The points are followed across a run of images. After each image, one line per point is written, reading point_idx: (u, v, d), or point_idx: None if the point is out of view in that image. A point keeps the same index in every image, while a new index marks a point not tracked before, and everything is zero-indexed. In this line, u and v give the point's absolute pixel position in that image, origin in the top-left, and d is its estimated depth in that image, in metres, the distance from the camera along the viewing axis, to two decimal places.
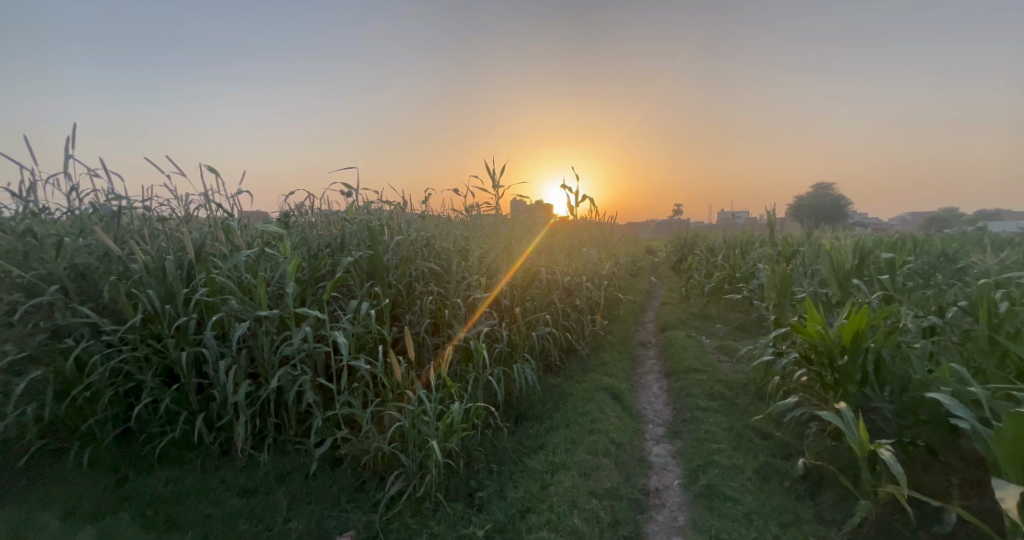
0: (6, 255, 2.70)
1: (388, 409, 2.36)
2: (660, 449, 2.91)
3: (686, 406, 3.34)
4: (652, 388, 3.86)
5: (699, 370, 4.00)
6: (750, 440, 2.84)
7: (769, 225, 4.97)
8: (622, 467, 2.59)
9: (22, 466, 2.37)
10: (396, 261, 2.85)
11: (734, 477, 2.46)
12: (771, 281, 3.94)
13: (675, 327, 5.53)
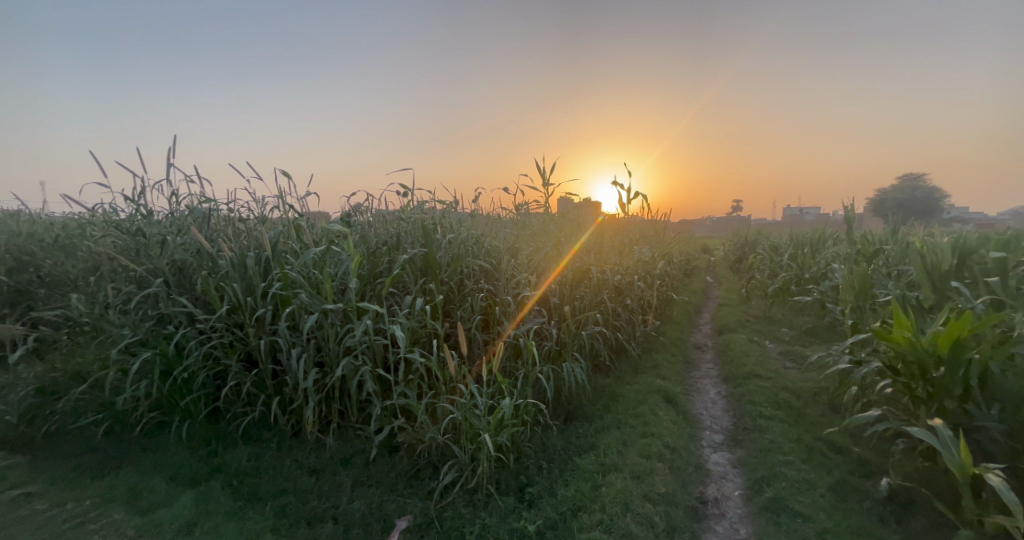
0: (123, 251, 3.14)
1: (442, 401, 2.46)
2: (718, 456, 2.80)
3: (748, 414, 3.19)
4: (709, 393, 3.72)
5: (763, 377, 3.80)
6: (824, 454, 2.65)
7: (847, 221, 4.59)
8: (678, 473, 2.53)
9: (135, 437, 2.72)
10: (448, 259, 2.95)
11: (802, 492, 2.32)
12: (849, 282, 3.64)
13: (734, 330, 5.28)
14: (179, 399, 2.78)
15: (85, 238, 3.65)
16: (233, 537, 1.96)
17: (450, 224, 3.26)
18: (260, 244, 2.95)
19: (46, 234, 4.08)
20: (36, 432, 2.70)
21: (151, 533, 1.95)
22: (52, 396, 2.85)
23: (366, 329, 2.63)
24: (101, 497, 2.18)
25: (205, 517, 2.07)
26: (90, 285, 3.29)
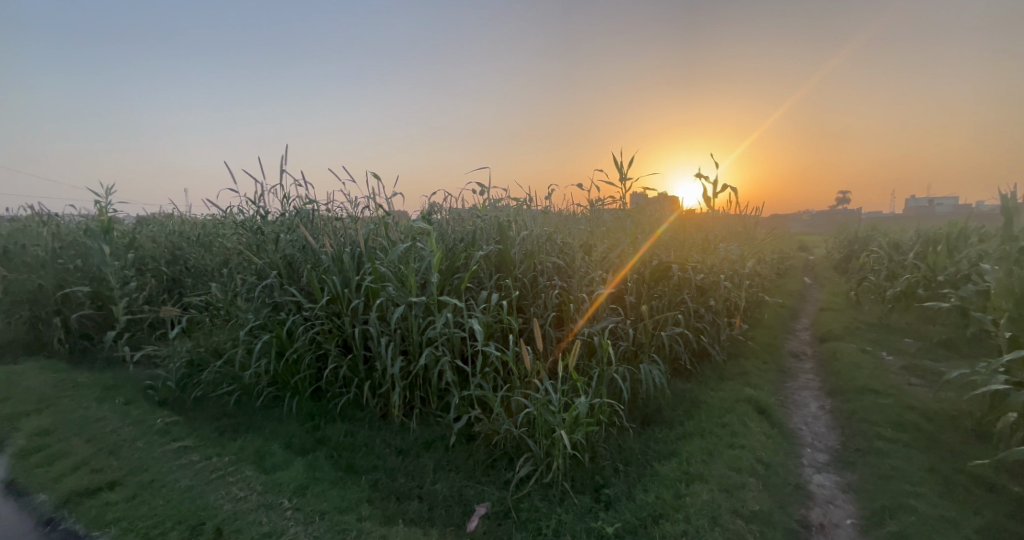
0: (247, 247, 3.64)
1: (518, 395, 2.51)
2: (822, 477, 2.53)
3: (863, 436, 2.86)
4: (810, 407, 3.39)
5: (881, 394, 3.38)
6: (969, 490, 2.28)
7: (1005, 214, 3.88)
8: (774, 489, 2.32)
9: (256, 407, 3.15)
10: (522, 256, 3.06)
11: (939, 530, 1.99)
12: (1006, 286, 3.07)
13: (841, 339, 4.76)
14: (289, 377, 3.16)
15: (218, 236, 4.26)
16: (336, 502, 2.19)
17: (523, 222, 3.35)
18: (354, 240, 3.23)
19: (189, 232, 4.83)
20: (187, 396, 3.29)
21: (272, 491, 2.24)
22: (198, 367, 3.42)
23: (446, 321, 2.78)
24: (235, 456, 2.56)
25: (313, 482, 2.34)
26: (223, 276, 3.85)
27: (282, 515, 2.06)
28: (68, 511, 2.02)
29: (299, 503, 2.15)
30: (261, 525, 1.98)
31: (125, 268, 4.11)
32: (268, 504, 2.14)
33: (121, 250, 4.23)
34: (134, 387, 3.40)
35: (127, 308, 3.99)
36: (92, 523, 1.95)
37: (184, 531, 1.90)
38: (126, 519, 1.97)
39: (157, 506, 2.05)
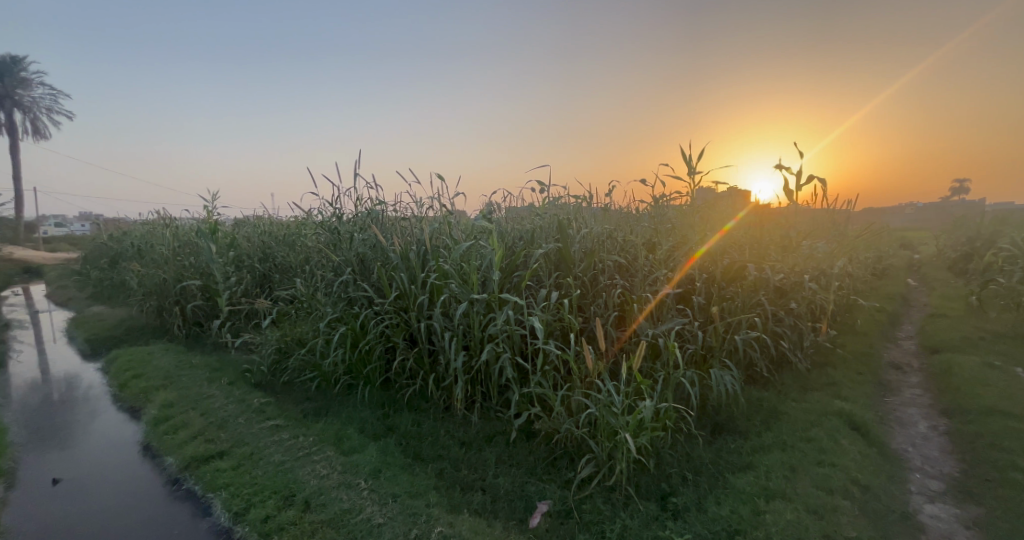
0: (326, 245, 3.92)
1: (579, 394, 2.46)
2: (935, 508, 2.22)
3: (992, 465, 2.46)
4: (919, 427, 3.01)
5: (1012, 416, 2.90)
6: None
7: None
8: (873, 517, 2.06)
9: (334, 393, 3.38)
10: (581, 254, 3.00)
11: None
12: None
13: (956, 352, 4.17)
14: (362, 367, 3.35)
15: (301, 236, 4.63)
16: (407, 487, 2.29)
17: (583, 219, 3.27)
18: (419, 239, 3.34)
19: (277, 233, 5.29)
20: (278, 380, 3.64)
21: (350, 472, 2.41)
22: (285, 355, 3.75)
23: (507, 318, 2.80)
24: (318, 437, 2.79)
25: (386, 466, 2.47)
26: (306, 273, 4.19)
27: (359, 494, 2.22)
28: (190, 474, 2.56)
29: (374, 485, 2.29)
30: (341, 502, 2.17)
31: (226, 266, 4.63)
32: (347, 484, 2.32)
33: (224, 250, 4.77)
34: (235, 369, 3.85)
35: (228, 300, 4.49)
36: (209, 484, 2.43)
37: (279, 500, 2.21)
38: (233, 485, 2.38)
39: (255, 477, 2.41)
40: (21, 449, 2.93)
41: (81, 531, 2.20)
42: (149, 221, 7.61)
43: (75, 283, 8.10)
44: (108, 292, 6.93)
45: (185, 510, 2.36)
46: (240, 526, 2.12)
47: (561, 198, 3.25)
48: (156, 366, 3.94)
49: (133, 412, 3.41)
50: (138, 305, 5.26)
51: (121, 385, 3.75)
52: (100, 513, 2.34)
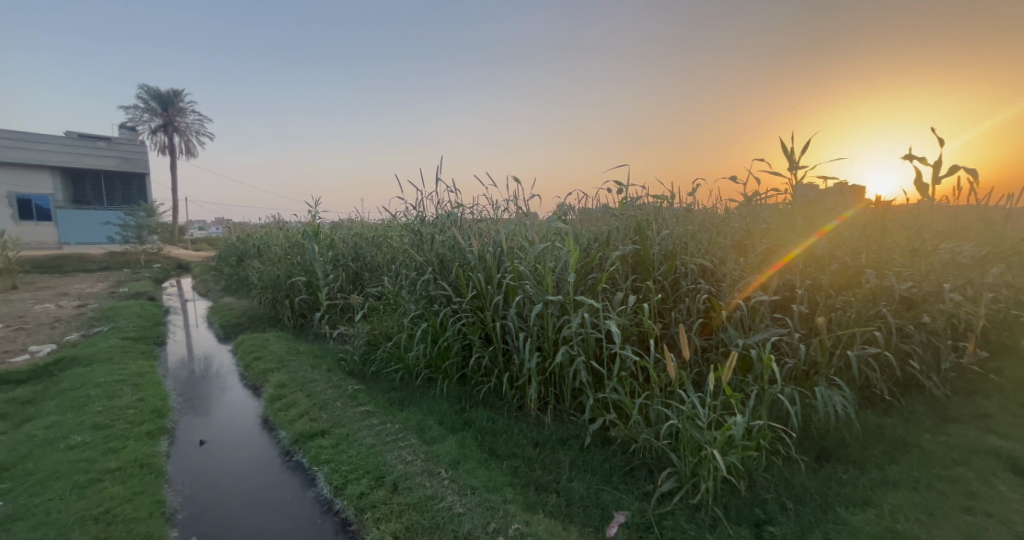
0: (410, 247, 4.11)
1: (659, 403, 2.28)
2: None
3: None
4: None
5: None
6: None
7: None
8: None
9: (415, 386, 3.51)
10: (662, 256, 2.81)
11: None
12: None
13: None
14: (441, 362, 3.44)
15: (388, 237, 4.90)
16: (485, 480, 2.29)
17: (663, 220, 3.04)
18: (495, 241, 3.35)
19: (368, 234, 5.65)
20: (367, 369, 3.87)
21: (432, 460, 2.48)
22: (373, 348, 3.98)
23: (582, 320, 2.69)
24: (403, 425, 2.90)
25: (464, 459, 2.49)
26: (392, 272, 4.41)
27: (441, 483, 2.27)
28: (298, 448, 2.81)
29: (454, 475, 2.33)
30: (425, 488, 2.24)
31: (325, 265, 5.06)
32: (429, 471, 2.38)
33: (323, 252, 5.23)
34: (333, 356, 4.22)
35: (327, 296, 4.92)
36: (314, 458, 2.64)
37: (371, 480, 2.34)
38: (333, 461, 2.57)
39: (350, 456, 2.58)
40: (175, 411, 3.40)
41: (214, 488, 2.50)
42: (265, 225, 8.55)
43: (211, 279, 9.36)
44: (234, 286, 7.90)
45: (295, 478, 2.58)
46: (339, 499, 2.29)
47: (640, 197, 3.06)
48: (273, 350, 4.39)
49: (255, 390, 3.81)
50: (257, 298, 5.94)
51: (246, 365, 4.22)
52: (228, 473, 2.64)
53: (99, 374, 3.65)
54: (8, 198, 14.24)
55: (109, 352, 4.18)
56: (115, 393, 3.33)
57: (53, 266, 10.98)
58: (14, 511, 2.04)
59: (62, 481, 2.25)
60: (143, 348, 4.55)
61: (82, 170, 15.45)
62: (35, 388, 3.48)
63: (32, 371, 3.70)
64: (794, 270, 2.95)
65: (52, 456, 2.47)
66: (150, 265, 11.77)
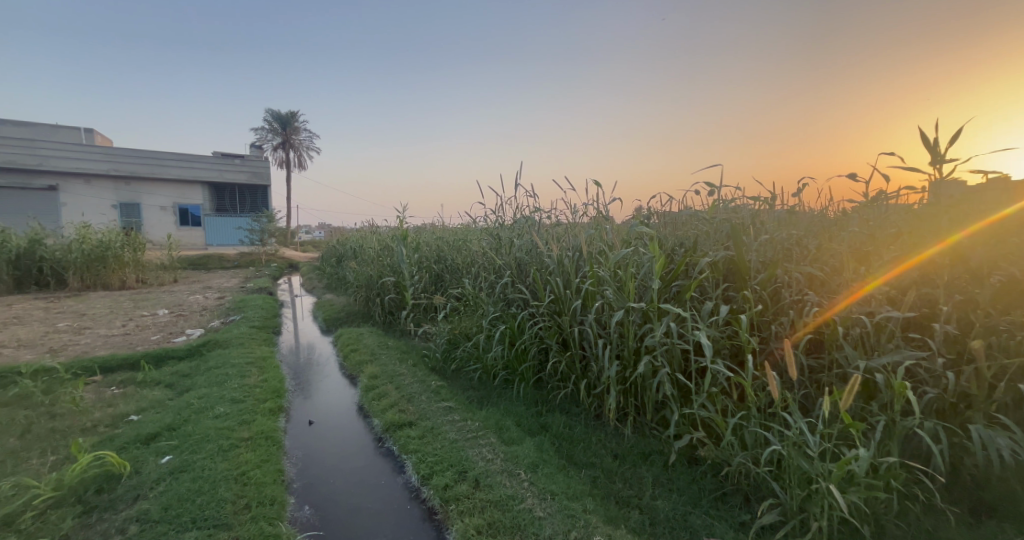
0: (490, 251, 4.21)
1: (755, 425, 2.08)
2: None
3: None
4: None
5: None
6: None
7: None
8: None
9: (493, 386, 3.60)
10: (760, 264, 2.46)
11: None
12: None
13: None
14: (518, 364, 3.50)
15: (468, 241, 5.09)
16: (564, 487, 2.28)
17: (760, 223, 2.67)
18: (574, 245, 3.32)
19: (450, 237, 5.90)
20: (448, 367, 4.05)
21: (512, 461, 2.53)
22: (454, 345, 4.17)
23: (667, 330, 2.56)
24: (483, 424, 2.99)
25: (543, 463, 2.51)
26: (473, 274, 4.56)
27: (520, 484, 2.32)
28: (389, 436, 3.02)
29: (533, 478, 2.36)
30: (505, 488, 2.30)
31: (412, 267, 5.38)
32: (509, 471, 2.44)
33: (410, 254, 5.55)
34: (417, 353, 4.46)
35: (412, 295, 5.23)
36: (403, 447, 2.83)
37: (455, 474, 2.45)
38: (420, 451, 2.74)
39: (435, 449, 2.73)
40: (290, 392, 3.80)
41: (319, 464, 2.78)
42: (362, 229, 9.29)
43: (317, 277, 10.37)
44: (335, 285, 8.68)
45: (386, 464, 2.78)
46: (425, 488, 2.42)
47: (734, 198, 2.75)
48: (367, 344, 4.76)
49: (352, 379, 4.16)
50: (354, 295, 6.48)
51: (345, 356, 4.62)
52: (329, 452, 2.92)
53: (235, 355, 4.22)
54: (170, 207, 16.98)
55: (242, 338, 4.81)
56: (245, 373, 3.82)
57: (201, 263, 12.88)
58: (180, 464, 2.43)
59: (211, 444, 2.64)
60: (266, 336, 5.17)
61: (223, 184, 17.95)
62: (190, 363, 4.11)
63: (189, 349, 4.37)
64: (937, 282, 2.16)
65: (204, 422, 2.91)
66: (269, 264, 13.36)
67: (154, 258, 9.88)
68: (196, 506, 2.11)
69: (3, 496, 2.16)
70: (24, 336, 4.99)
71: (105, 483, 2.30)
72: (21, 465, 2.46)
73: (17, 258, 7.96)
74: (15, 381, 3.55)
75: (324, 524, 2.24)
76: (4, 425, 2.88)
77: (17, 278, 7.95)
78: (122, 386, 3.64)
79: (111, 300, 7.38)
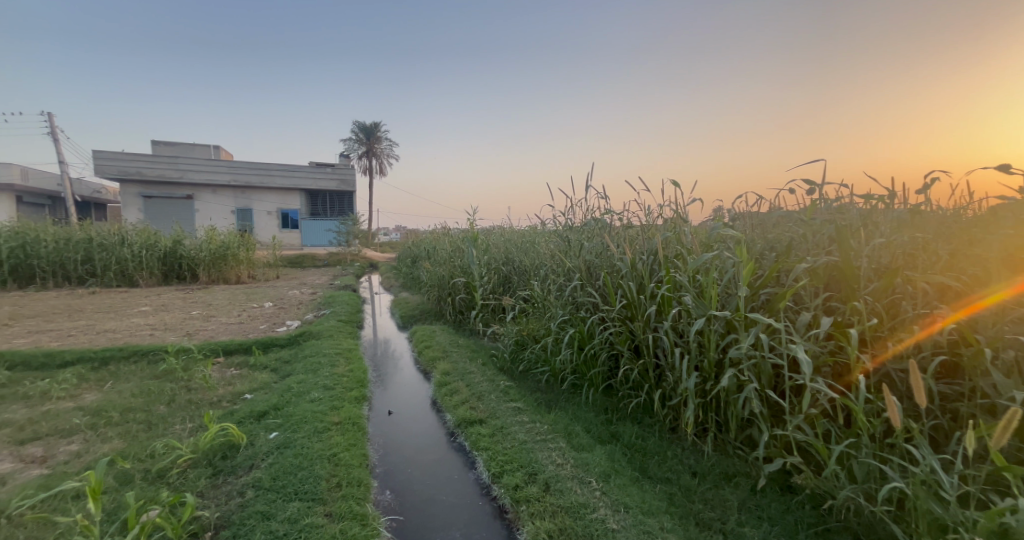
0: (558, 253, 4.12)
1: (866, 456, 1.82)
2: None
3: None
4: None
5: None
6: None
7: None
8: None
9: (561, 389, 3.54)
10: (872, 272, 2.14)
11: None
12: None
13: None
14: (588, 370, 3.40)
15: (537, 243, 5.05)
16: (638, 501, 2.16)
17: (873, 225, 2.30)
18: (648, 248, 3.14)
19: (519, 239, 5.91)
20: (516, 368, 4.05)
21: (583, 467, 2.45)
22: (522, 347, 4.16)
23: (754, 342, 2.34)
24: (552, 428, 2.93)
25: (615, 473, 2.39)
26: (542, 276, 4.52)
27: (592, 493, 2.23)
28: (461, 431, 3.07)
29: (605, 488, 2.26)
30: (576, 495, 2.23)
31: (481, 268, 5.45)
32: (579, 478, 2.37)
33: (480, 256, 5.64)
34: (486, 352, 4.51)
35: (481, 296, 5.31)
36: (474, 444, 2.86)
37: (525, 475, 2.43)
38: (490, 449, 2.75)
39: (505, 448, 2.73)
40: (372, 382, 4.01)
41: (396, 452, 2.89)
42: (436, 232, 9.64)
43: (395, 276, 10.93)
44: (410, 283, 9.08)
45: (458, 458, 2.82)
46: (496, 486, 2.42)
47: (839, 197, 2.41)
48: (439, 341, 4.91)
49: (425, 375, 4.30)
50: (427, 294, 6.72)
51: (419, 351, 4.80)
52: (405, 442, 3.03)
53: (326, 346, 4.54)
54: (274, 211, 18.84)
55: (332, 330, 5.17)
56: (335, 363, 4.10)
57: (298, 263, 14.12)
58: (284, 441, 2.65)
59: (308, 424, 2.85)
60: (351, 329, 5.51)
61: (316, 190, 19.57)
62: (291, 351, 4.49)
63: (290, 338, 4.77)
64: None
65: (303, 405, 3.15)
66: (354, 263, 14.33)
67: (263, 257, 11.01)
68: (298, 479, 2.29)
69: (155, 453, 2.51)
70: (167, 320, 5.78)
71: (228, 451, 2.59)
72: (167, 429, 2.84)
73: (164, 255, 9.22)
74: (161, 357, 4.11)
75: (402, 510, 2.32)
76: (154, 394, 3.34)
77: (163, 273, 9.26)
78: (239, 368, 4.06)
79: (230, 292, 8.32)
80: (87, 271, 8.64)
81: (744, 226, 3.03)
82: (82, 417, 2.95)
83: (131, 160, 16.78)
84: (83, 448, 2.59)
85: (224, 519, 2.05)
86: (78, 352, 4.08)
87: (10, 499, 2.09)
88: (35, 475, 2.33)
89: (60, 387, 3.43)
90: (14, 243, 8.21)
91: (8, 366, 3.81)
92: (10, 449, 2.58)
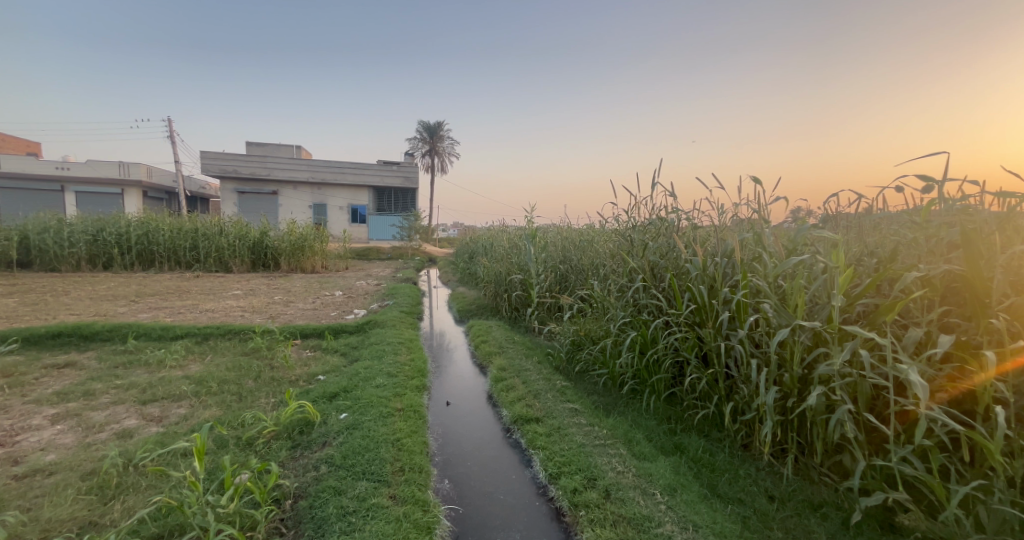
0: (620, 251, 3.91)
1: (999, 504, 1.55)
2: None
3: None
4: None
5: None
6: None
7: None
8: None
9: (620, 393, 3.40)
10: (1009, 287, 1.81)
11: None
12: None
13: None
14: (649, 376, 3.23)
15: (596, 241, 4.89)
16: (709, 520, 2.00)
17: (1012, 230, 1.93)
18: (721, 250, 2.87)
19: (577, 237, 5.80)
20: (572, 368, 3.95)
21: (645, 478, 2.32)
22: (579, 347, 4.04)
23: (850, 359, 2.07)
24: (612, 433, 2.80)
25: (682, 487, 2.24)
26: (601, 275, 4.34)
27: (657, 507, 2.10)
28: (517, 428, 3.04)
29: (671, 502, 2.12)
30: (640, 506, 2.11)
31: (538, 266, 5.38)
32: (642, 489, 2.24)
33: (537, 254, 5.58)
34: (542, 350, 4.46)
35: (538, 293, 5.25)
36: (530, 442, 2.81)
37: (584, 479, 2.34)
38: (548, 449, 2.68)
39: (562, 449, 2.65)
40: (431, 373, 4.08)
41: (455, 444, 2.90)
42: (493, 229, 9.68)
43: (452, 272, 11.17)
44: (467, 280, 9.21)
45: (514, 456, 2.77)
46: (554, 488, 2.35)
47: (966, 197, 2.06)
48: (495, 337, 4.91)
49: (481, 368, 4.31)
50: (484, 290, 6.78)
51: (475, 345, 4.84)
52: (462, 434, 3.03)
53: (390, 335, 4.69)
54: (345, 206, 19.90)
55: (395, 320, 5.34)
56: (397, 351, 4.22)
57: (365, 255, 14.85)
58: (353, 422, 2.74)
59: (374, 408, 2.94)
60: (412, 320, 5.66)
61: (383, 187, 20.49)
62: (358, 338, 4.69)
63: (357, 325, 4.98)
64: None
65: (370, 389, 3.26)
66: (415, 257, 14.82)
67: (336, 250, 11.66)
68: (365, 460, 2.35)
69: (245, 423, 2.70)
70: (255, 304, 6.26)
71: (304, 427, 2.72)
72: (255, 401, 3.05)
73: (253, 244, 10.04)
74: (251, 337, 4.44)
75: (461, 502, 2.32)
76: (245, 369, 3.61)
77: (252, 262, 10.07)
78: (313, 351, 4.29)
79: (306, 281, 8.89)
80: (193, 257, 9.59)
81: (836, 229, 2.70)
82: (189, 385, 3.24)
83: (229, 158, 18.45)
84: (189, 412, 2.84)
85: (302, 489, 2.15)
86: (187, 327, 4.52)
87: (134, 450, 2.32)
88: (152, 432, 2.58)
89: (171, 357, 3.79)
90: (138, 231, 9.28)
91: (133, 336, 4.29)
92: (133, 408, 2.89)
